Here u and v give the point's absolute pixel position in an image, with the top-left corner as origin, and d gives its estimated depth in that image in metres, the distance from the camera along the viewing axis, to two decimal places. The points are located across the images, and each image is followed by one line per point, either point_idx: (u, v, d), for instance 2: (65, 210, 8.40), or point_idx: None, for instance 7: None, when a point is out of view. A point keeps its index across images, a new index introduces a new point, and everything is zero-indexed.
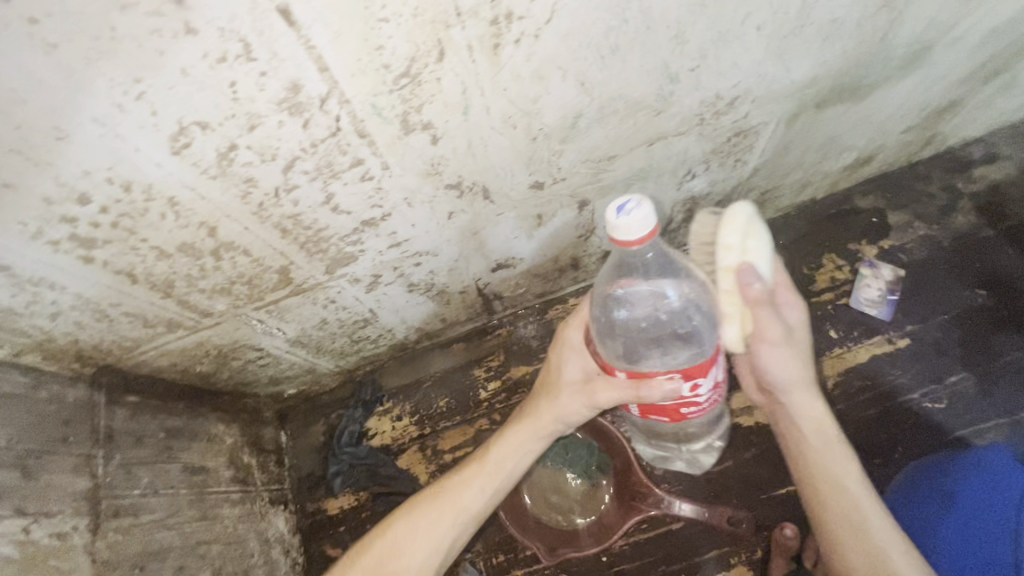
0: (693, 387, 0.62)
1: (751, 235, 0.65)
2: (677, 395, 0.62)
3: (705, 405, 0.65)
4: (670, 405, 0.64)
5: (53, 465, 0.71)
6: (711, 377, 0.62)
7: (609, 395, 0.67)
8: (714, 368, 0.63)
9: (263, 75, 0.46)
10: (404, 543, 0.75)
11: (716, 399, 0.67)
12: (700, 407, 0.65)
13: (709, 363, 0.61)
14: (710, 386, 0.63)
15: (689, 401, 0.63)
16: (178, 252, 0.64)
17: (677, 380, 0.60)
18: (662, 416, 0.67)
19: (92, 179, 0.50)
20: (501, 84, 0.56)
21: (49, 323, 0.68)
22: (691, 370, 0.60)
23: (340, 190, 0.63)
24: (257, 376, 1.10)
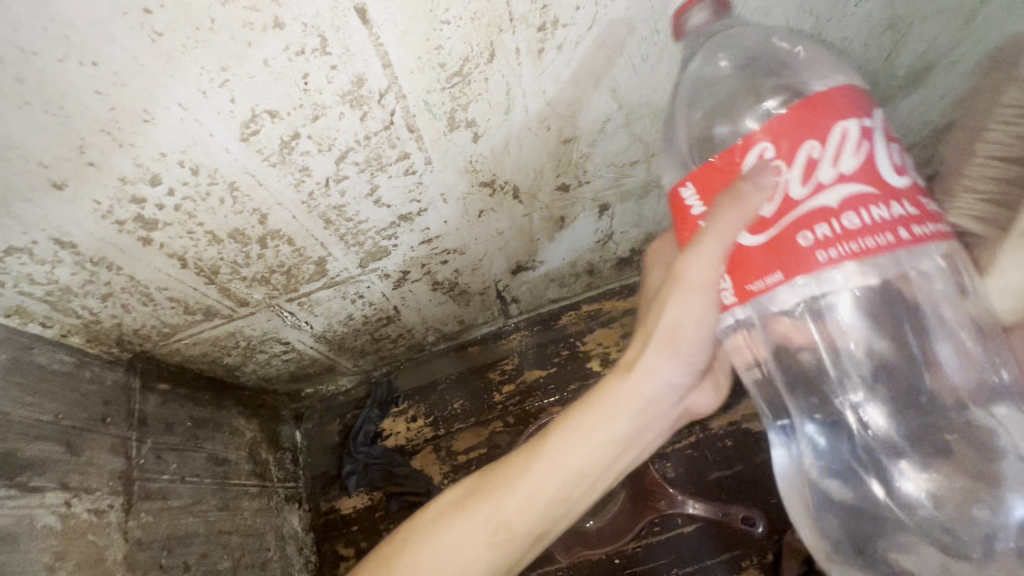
0: (805, 174, 0.43)
1: None
2: (773, 189, 0.44)
3: (869, 226, 0.41)
4: (772, 228, 0.45)
5: (93, 443, 0.73)
6: (834, 151, 0.43)
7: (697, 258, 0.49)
8: (846, 148, 0.43)
9: (333, 69, 0.50)
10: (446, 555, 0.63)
11: (888, 230, 0.41)
12: (836, 232, 0.42)
13: (825, 116, 0.43)
14: (847, 173, 0.42)
15: (811, 208, 0.43)
16: (229, 238, 0.68)
17: (772, 156, 0.44)
18: (773, 273, 0.44)
19: (166, 161, 0.54)
20: (541, 85, 0.61)
21: (98, 304, 0.71)
22: (788, 132, 0.44)
23: (385, 183, 0.68)
24: (278, 373, 1.12)
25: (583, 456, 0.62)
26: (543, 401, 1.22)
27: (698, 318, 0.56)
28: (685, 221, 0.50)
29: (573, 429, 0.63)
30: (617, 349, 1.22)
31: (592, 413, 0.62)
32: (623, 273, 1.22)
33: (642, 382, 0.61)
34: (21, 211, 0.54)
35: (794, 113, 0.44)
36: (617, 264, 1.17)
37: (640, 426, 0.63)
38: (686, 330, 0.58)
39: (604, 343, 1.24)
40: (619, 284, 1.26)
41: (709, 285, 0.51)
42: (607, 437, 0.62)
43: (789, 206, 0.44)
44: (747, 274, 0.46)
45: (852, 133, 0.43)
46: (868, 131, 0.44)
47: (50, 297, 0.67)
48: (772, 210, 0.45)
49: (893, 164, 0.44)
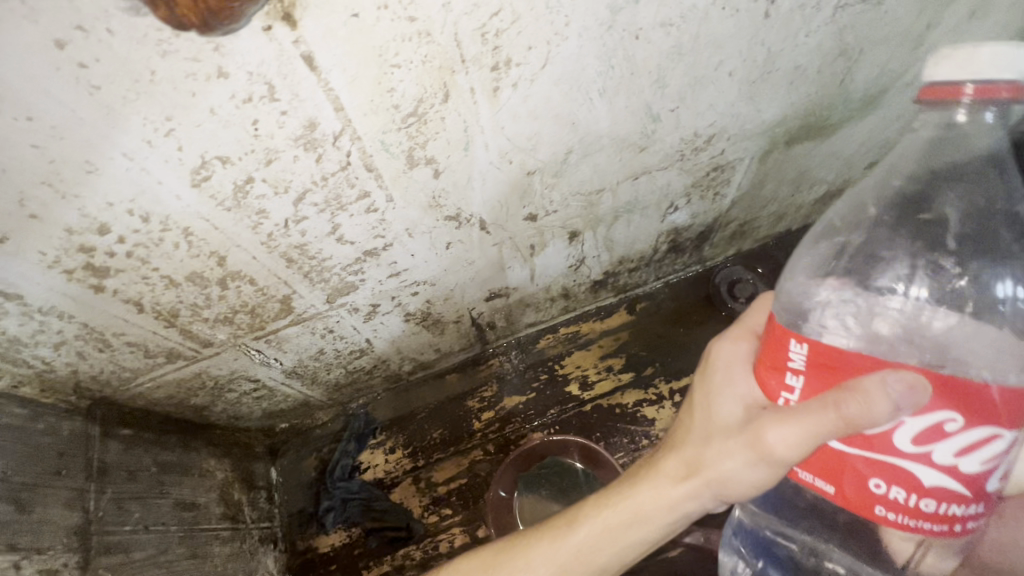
0: (920, 435, 0.36)
1: None
2: (891, 426, 0.36)
3: (932, 516, 0.37)
4: (861, 452, 0.38)
5: (46, 498, 0.70)
6: (970, 438, 0.36)
7: (778, 432, 0.41)
8: (976, 446, 0.36)
9: (284, 114, 0.50)
10: None
11: (948, 525, 0.38)
12: (903, 500, 0.37)
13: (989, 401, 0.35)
14: (956, 460, 0.36)
15: (899, 465, 0.37)
16: (187, 281, 0.66)
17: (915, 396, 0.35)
18: (824, 482, 0.40)
19: (114, 210, 0.52)
20: (500, 123, 0.61)
21: (51, 353, 0.69)
22: (949, 395, 0.35)
23: (346, 222, 0.67)
24: (250, 410, 1.10)
25: (607, 557, 0.55)
26: (523, 428, 1.20)
27: (756, 479, 0.45)
28: (777, 370, 0.41)
29: (604, 529, 0.55)
30: (595, 371, 1.22)
31: (625, 516, 0.54)
32: (598, 296, 1.22)
33: (685, 513, 0.51)
34: None
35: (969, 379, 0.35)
36: (592, 287, 1.17)
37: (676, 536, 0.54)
38: (746, 488, 0.46)
39: (583, 365, 1.23)
40: (595, 306, 1.26)
41: (778, 455, 0.41)
42: (634, 546, 0.54)
43: (883, 448, 0.37)
44: (802, 462, 0.41)
45: (994, 438, 0.36)
46: (1008, 441, 0.37)
47: None
48: (876, 439, 0.37)
49: (999, 473, 0.38)
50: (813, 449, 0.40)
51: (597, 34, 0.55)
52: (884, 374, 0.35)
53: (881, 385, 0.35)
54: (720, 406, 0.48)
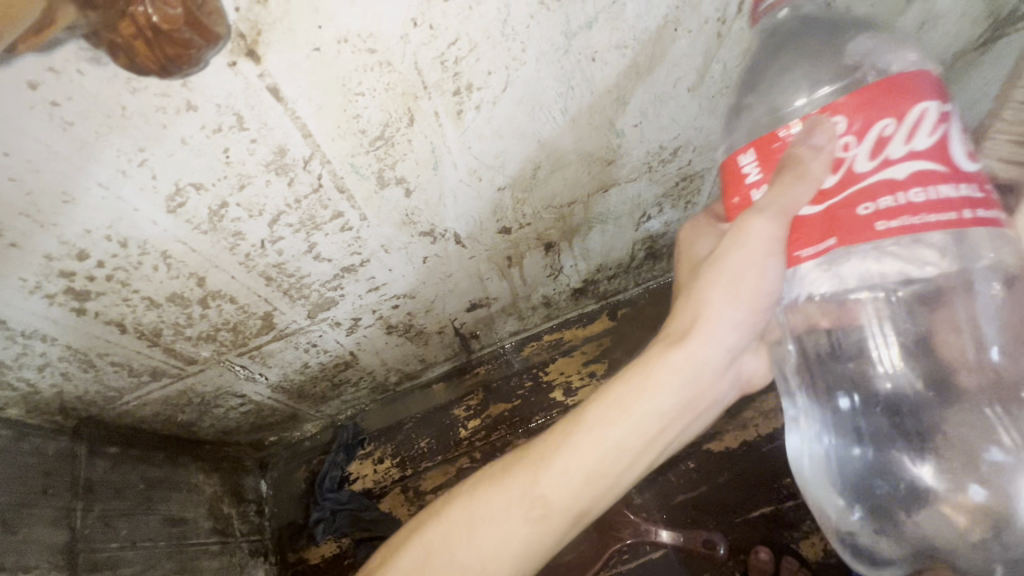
0: (872, 150, 0.42)
1: None
2: (835, 160, 0.43)
3: (935, 207, 0.40)
4: (833, 198, 0.43)
5: (31, 518, 0.72)
6: (907, 129, 0.41)
7: (759, 212, 0.47)
8: (921, 126, 0.41)
9: (254, 142, 0.52)
10: (473, 532, 0.53)
11: (951, 208, 0.40)
12: (895, 202, 0.40)
13: (904, 94, 0.41)
14: (914, 149, 0.41)
15: (872, 184, 0.42)
16: (168, 301, 0.68)
17: (841, 128, 0.42)
18: (825, 241, 0.44)
19: (92, 237, 0.55)
20: (466, 143, 0.64)
21: (36, 375, 0.71)
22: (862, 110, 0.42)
23: (322, 240, 0.69)
24: (238, 424, 1.11)
25: (628, 421, 0.53)
26: (509, 436, 1.22)
27: (757, 266, 0.50)
28: (740, 193, 0.48)
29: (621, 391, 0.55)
30: (579, 377, 1.24)
31: (642, 375, 0.54)
32: (580, 303, 1.25)
33: (697, 347, 0.54)
34: None
35: (874, 83, 0.42)
36: (572, 295, 1.19)
37: (699, 386, 0.55)
38: (748, 280, 0.52)
39: (567, 372, 1.25)
40: (578, 313, 1.28)
41: (769, 229, 0.47)
42: (652, 413, 0.53)
43: (850, 179, 0.43)
44: (796, 242, 0.46)
45: (928, 115, 0.41)
46: (945, 116, 0.42)
47: None
48: (835, 180, 0.43)
49: (964, 150, 0.42)
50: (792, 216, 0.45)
51: (554, 57, 0.58)
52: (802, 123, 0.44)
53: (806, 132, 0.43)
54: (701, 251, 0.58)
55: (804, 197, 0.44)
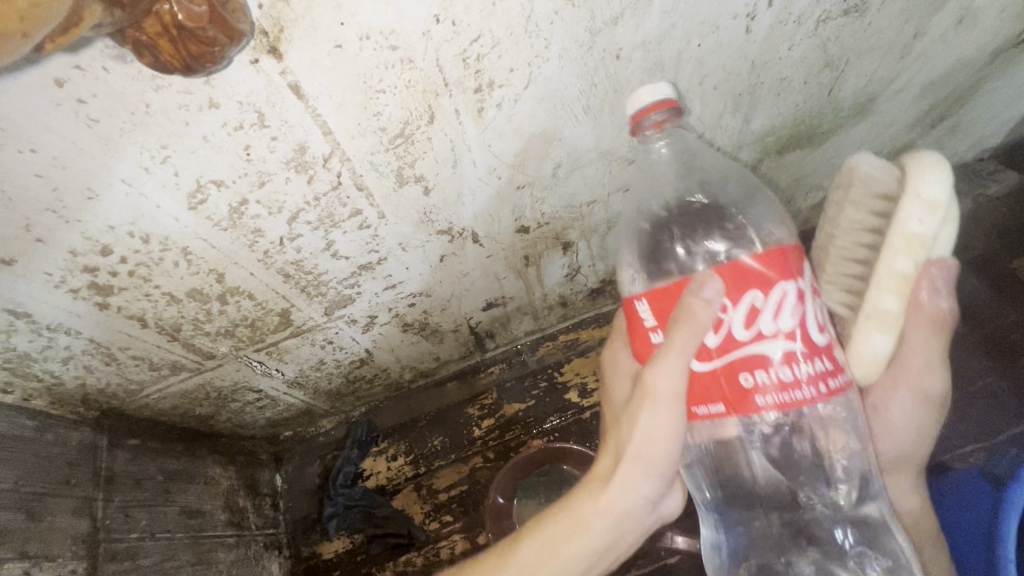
0: (746, 320, 0.47)
1: (933, 207, 0.49)
2: (717, 324, 0.47)
3: (800, 384, 0.46)
4: (717, 360, 0.48)
5: (55, 507, 0.73)
6: (773, 305, 0.47)
7: (658, 373, 0.51)
8: (787, 305, 0.47)
9: (274, 140, 0.52)
10: None
11: (811, 384, 0.46)
12: (770, 377, 0.46)
13: (768, 269, 0.47)
14: (779, 326, 0.47)
15: (751, 354, 0.47)
16: (188, 297, 0.68)
17: (721, 297, 0.47)
18: (715, 404, 0.48)
19: (115, 233, 0.55)
20: (486, 141, 0.63)
21: (60, 367, 0.71)
22: (735, 282, 0.47)
23: (340, 238, 0.69)
24: (254, 419, 1.12)
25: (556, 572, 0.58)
26: (522, 436, 1.21)
27: (664, 429, 0.54)
28: (644, 340, 0.52)
29: (547, 538, 0.59)
30: (594, 379, 1.23)
31: (567, 524, 0.59)
32: (597, 303, 1.23)
33: (618, 497, 0.58)
34: None
35: (744, 258, 0.47)
36: (589, 295, 1.18)
37: (620, 532, 0.60)
38: (657, 448, 0.56)
39: (582, 373, 1.24)
40: (594, 314, 1.27)
41: (670, 391, 0.51)
42: (576, 558, 0.59)
43: (731, 345, 0.47)
44: (690, 400, 0.51)
45: (789, 291, 0.47)
46: (803, 293, 0.48)
47: (10, 364, 0.67)
48: (716, 343, 0.48)
49: (819, 322, 0.49)
50: (686, 375, 0.50)
51: (577, 55, 0.57)
52: (688, 286, 0.47)
53: (695, 296, 0.47)
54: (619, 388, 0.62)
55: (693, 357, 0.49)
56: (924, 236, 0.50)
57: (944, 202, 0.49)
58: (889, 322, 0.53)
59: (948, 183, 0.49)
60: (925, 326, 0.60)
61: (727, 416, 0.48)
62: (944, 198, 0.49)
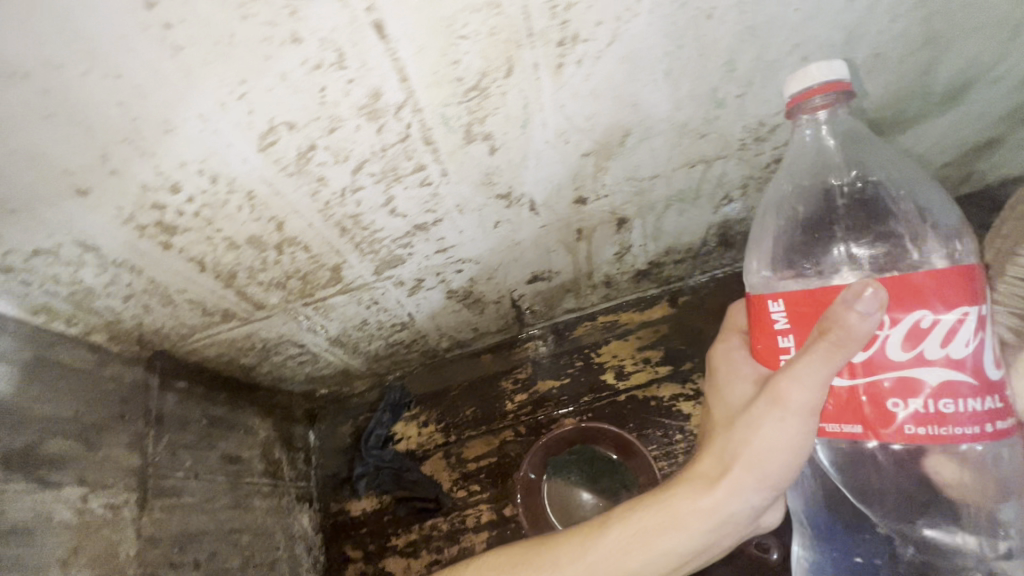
0: (909, 341, 0.44)
1: None
2: (871, 339, 0.45)
3: (958, 418, 0.43)
4: (861, 376, 0.46)
5: (109, 439, 0.75)
6: (946, 331, 0.43)
7: (794, 382, 0.48)
8: (960, 331, 0.43)
9: (350, 82, 0.50)
10: None
11: (974, 422, 0.43)
12: (924, 406, 0.43)
13: (948, 289, 0.43)
14: (946, 353, 0.43)
15: (906, 376, 0.44)
16: (246, 243, 0.68)
17: (882, 310, 0.44)
18: (852, 424, 0.46)
19: (186, 170, 0.55)
20: (560, 100, 0.61)
21: (120, 304, 0.73)
22: (906, 298, 0.44)
23: (400, 194, 0.68)
24: (293, 373, 1.13)
25: (638, 566, 0.59)
26: (555, 413, 1.20)
27: (781, 445, 0.52)
28: (776, 340, 0.50)
29: (640, 529, 0.60)
30: (632, 362, 1.20)
31: (662, 520, 0.59)
32: (641, 286, 1.21)
33: (723, 505, 0.56)
34: (47, 215, 0.55)
35: (921, 274, 0.43)
36: (635, 277, 1.16)
37: (717, 538, 0.58)
38: (762, 468, 0.54)
39: (620, 355, 1.22)
40: (636, 296, 1.24)
41: (805, 402, 0.48)
42: (669, 554, 0.58)
43: (885, 364, 0.45)
44: (825, 414, 0.48)
45: (970, 320, 0.43)
46: (981, 322, 0.44)
47: (74, 297, 0.68)
48: (865, 357, 0.45)
49: (994, 357, 0.45)
50: (824, 388, 0.47)
51: (668, 11, 0.53)
52: (845, 294, 0.45)
53: (848, 306, 0.44)
54: (734, 388, 0.59)
55: (837, 369, 0.46)
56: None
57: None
58: None
59: None
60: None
61: (865, 437, 0.46)
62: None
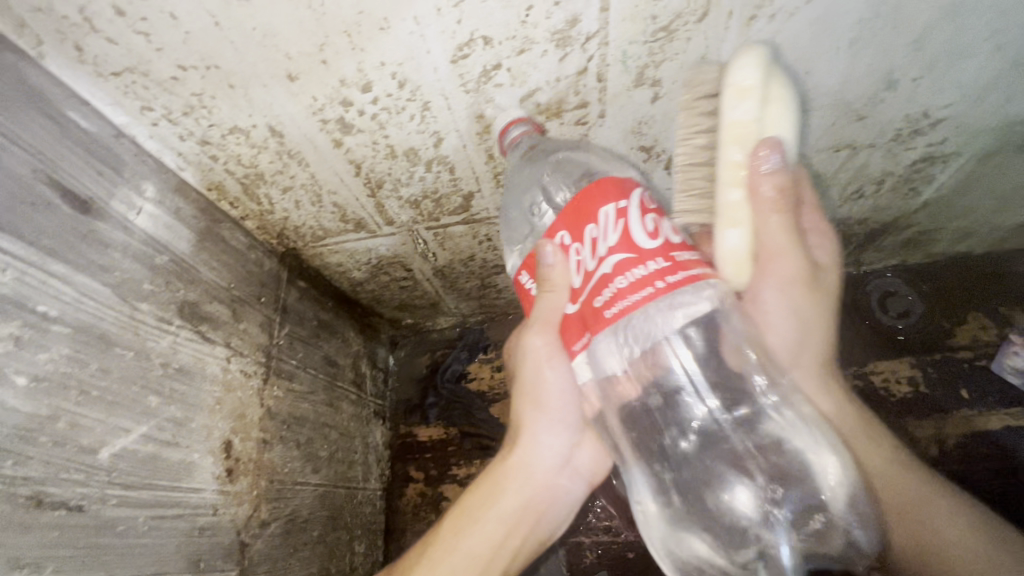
0: (591, 250, 0.52)
1: (770, 83, 0.51)
2: (574, 265, 0.54)
3: (649, 280, 0.49)
4: (579, 292, 0.54)
5: (249, 315, 0.83)
6: (604, 230, 0.52)
7: (537, 321, 0.61)
8: (610, 223, 0.52)
9: (556, 5, 0.53)
10: None
11: (650, 284, 0.49)
12: (618, 289, 0.50)
13: (598, 201, 0.53)
14: (611, 247, 0.51)
15: (597, 276, 0.52)
16: (403, 155, 0.73)
17: (566, 243, 0.54)
18: (586, 331, 0.53)
19: (382, 71, 0.59)
20: (737, 56, 0.61)
21: (278, 195, 0.80)
22: (573, 224, 0.54)
23: (555, 129, 0.70)
24: (391, 297, 1.20)
25: (491, 513, 0.75)
26: None
27: (546, 374, 0.71)
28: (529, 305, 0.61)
29: (485, 488, 0.77)
30: None
31: (496, 477, 0.77)
32: None
33: (527, 439, 0.78)
34: (255, 95, 0.61)
35: (566, 205, 0.55)
36: None
37: (539, 469, 0.79)
38: (535, 418, 0.77)
39: None
40: None
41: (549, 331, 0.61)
42: (510, 494, 0.77)
43: (585, 277, 0.53)
44: (572, 335, 0.56)
45: (611, 214, 0.52)
46: (623, 210, 0.52)
47: (245, 180, 0.75)
48: (578, 282, 0.54)
49: (648, 229, 0.52)
50: (563, 315, 0.57)
51: None
52: (539, 250, 0.57)
53: (545, 251, 0.56)
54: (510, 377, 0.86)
55: (564, 299, 0.56)
56: (746, 116, 0.51)
57: (756, 86, 0.50)
58: (738, 215, 0.55)
59: (757, 69, 0.51)
60: (772, 207, 0.57)
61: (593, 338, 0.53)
62: (759, 84, 0.50)
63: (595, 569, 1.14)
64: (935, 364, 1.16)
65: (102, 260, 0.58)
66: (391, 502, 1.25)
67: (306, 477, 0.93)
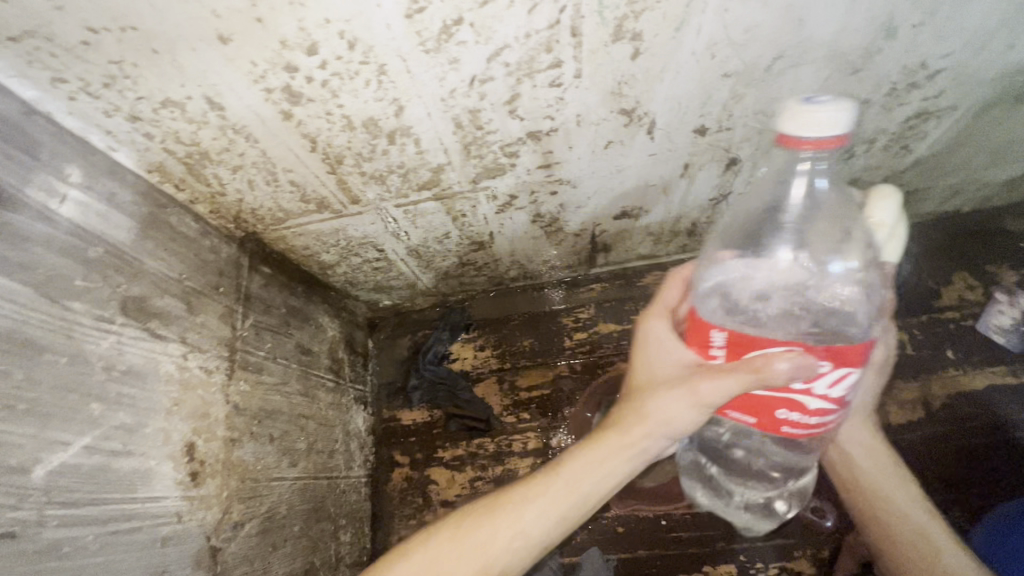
0: (812, 377, 0.45)
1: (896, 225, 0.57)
2: (785, 382, 0.46)
3: (817, 422, 0.48)
4: (762, 395, 0.48)
5: (207, 307, 0.77)
6: (833, 379, 0.45)
7: (714, 384, 0.50)
8: (842, 377, 0.46)
9: None
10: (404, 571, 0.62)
11: (812, 423, 0.49)
12: (803, 419, 0.48)
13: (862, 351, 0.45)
14: (831, 394, 0.46)
15: (794, 398, 0.47)
16: (362, 126, 0.66)
17: (802, 354, 0.44)
18: (747, 417, 0.51)
19: (328, 29, 0.52)
20: (726, 2, 0.55)
21: (228, 175, 0.72)
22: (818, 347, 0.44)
23: (528, 92, 0.64)
24: (365, 279, 1.14)
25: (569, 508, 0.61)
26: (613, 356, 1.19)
27: (687, 415, 0.56)
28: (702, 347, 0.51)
29: (571, 477, 0.61)
30: None
31: (588, 470, 0.61)
32: None
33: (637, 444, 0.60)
34: (185, 61, 0.53)
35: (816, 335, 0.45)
36: None
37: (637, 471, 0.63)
38: (647, 438, 0.59)
39: None
40: None
41: (711, 401, 0.51)
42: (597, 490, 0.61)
43: (785, 394, 0.47)
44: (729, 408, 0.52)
45: (848, 375, 0.46)
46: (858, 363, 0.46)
47: (188, 159, 0.68)
48: (771, 389, 0.47)
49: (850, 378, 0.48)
50: (735, 396, 0.49)
51: None
52: (766, 349, 0.45)
53: (783, 352, 0.44)
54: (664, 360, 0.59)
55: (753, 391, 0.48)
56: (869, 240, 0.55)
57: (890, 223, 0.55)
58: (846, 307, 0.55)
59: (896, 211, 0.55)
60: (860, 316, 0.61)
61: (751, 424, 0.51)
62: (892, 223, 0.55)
63: (585, 545, 1.13)
64: (922, 325, 1.15)
65: (20, 256, 0.51)
66: (378, 488, 1.23)
67: (283, 473, 0.89)
